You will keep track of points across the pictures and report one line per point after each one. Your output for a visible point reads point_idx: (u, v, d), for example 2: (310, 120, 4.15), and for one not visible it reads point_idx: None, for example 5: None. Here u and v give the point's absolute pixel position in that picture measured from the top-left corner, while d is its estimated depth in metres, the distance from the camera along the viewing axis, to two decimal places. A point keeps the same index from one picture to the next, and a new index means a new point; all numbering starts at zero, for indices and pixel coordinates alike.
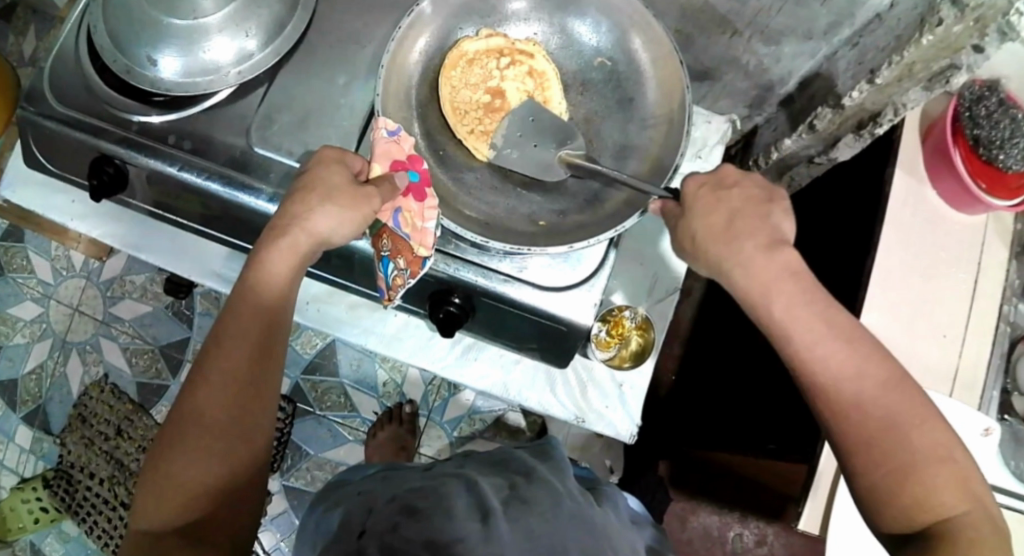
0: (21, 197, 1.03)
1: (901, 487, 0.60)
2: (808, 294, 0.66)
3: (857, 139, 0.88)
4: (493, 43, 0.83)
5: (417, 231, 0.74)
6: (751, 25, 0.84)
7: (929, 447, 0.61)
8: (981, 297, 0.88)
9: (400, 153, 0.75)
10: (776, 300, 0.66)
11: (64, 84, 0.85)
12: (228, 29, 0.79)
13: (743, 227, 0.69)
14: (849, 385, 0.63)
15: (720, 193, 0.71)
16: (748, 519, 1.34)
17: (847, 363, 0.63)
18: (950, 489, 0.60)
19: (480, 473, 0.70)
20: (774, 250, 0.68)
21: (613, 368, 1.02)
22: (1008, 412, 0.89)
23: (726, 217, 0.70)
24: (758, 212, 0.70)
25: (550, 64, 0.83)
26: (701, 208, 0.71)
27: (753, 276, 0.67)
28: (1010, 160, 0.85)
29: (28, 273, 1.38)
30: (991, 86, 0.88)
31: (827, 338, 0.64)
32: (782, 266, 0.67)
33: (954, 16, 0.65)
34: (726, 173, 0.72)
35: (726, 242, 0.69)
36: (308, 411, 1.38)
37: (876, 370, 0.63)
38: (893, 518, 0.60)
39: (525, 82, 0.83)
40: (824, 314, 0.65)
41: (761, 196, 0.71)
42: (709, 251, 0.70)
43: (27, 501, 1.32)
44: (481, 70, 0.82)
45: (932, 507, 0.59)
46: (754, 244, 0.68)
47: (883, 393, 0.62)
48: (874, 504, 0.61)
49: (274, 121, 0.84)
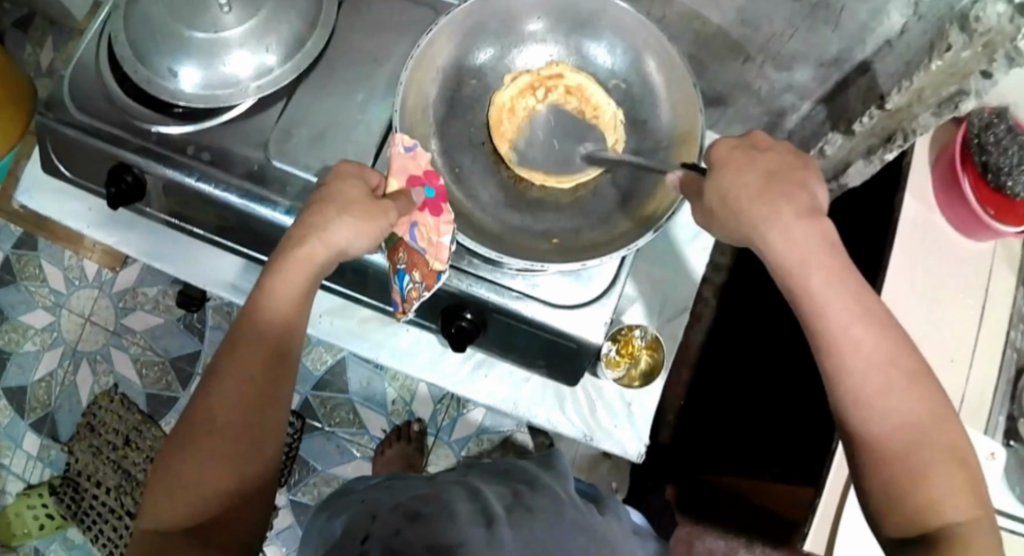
0: (38, 203, 1.05)
1: (914, 485, 0.59)
2: (847, 276, 0.65)
3: (866, 165, 0.88)
4: (522, 82, 0.85)
5: (433, 245, 0.75)
6: (763, 50, 0.86)
7: (943, 448, 0.60)
8: (988, 323, 0.89)
9: (416, 168, 0.76)
10: (814, 275, 0.65)
11: (85, 93, 0.87)
12: (249, 44, 0.81)
13: (782, 191, 0.67)
14: (876, 373, 0.61)
15: (754, 154, 0.70)
16: (754, 545, 1.36)
17: (879, 350, 0.62)
18: (961, 491, 0.58)
19: (486, 484, 0.69)
20: (813, 218, 0.66)
21: (622, 387, 1.02)
22: (1015, 438, 0.88)
23: (762, 179, 0.68)
24: (792, 177, 0.68)
25: (580, 75, 0.85)
26: (732, 172, 0.69)
27: (792, 244, 0.66)
28: (1019, 186, 0.87)
29: (41, 282, 1.39)
30: (1000, 113, 0.88)
31: (862, 322, 0.63)
32: (820, 234, 0.66)
33: (962, 42, 0.66)
34: (759, 138, 0.71)
35: (763, 206, 0.67)
36: (317, 427, 1.38)
37: (898, 361, 0.62)
38: (904, 517, 0.58)
39: (564, 101, 0.85)
40: (859, 298, 0.64)
41: (794, 161, 0.70)
42: (741, 213, 0.68)
43: (32, 507, 1.32)
44: (526, 112, 0.85)
45: (942, 509, 0.58)
46: (793, 210, 0.67)
47: (906, 383, 0.61)
48: (886, 502, 0.59)
49: (292, 136, 0.85)
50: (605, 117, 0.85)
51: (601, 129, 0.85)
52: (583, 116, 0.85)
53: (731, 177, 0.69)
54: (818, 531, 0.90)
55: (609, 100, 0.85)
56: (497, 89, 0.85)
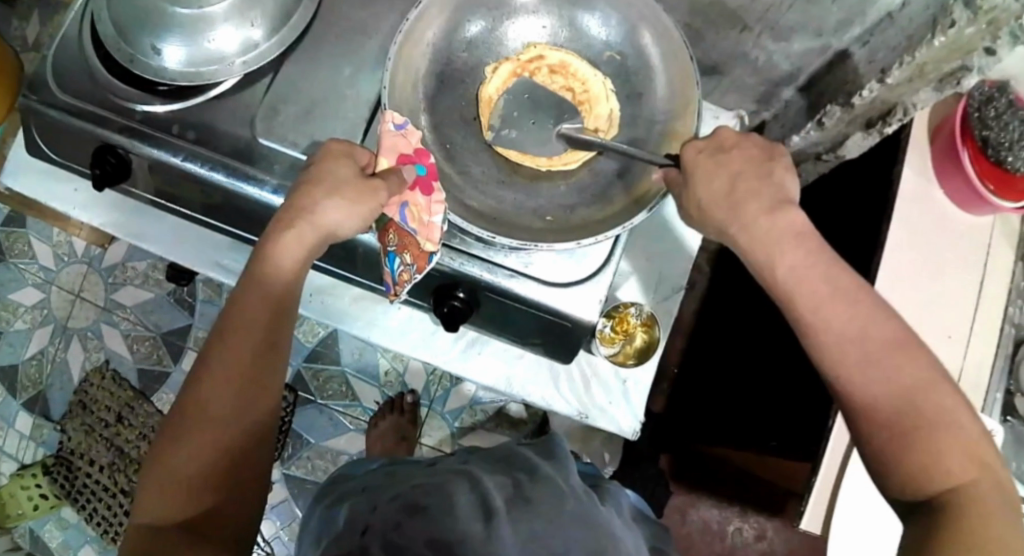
0: (24, 185, 1.03)
1: (909, 454, 0.57)
2: (814, 257, 0.64)
3: (865, 137, 0.87)
4: (505, 72, 0.82)
5: (424, 226, 0.73)
6: (761, 21, 0.83)
7: (937, 410, 0.58)
8: (986, 299, 0.88)
9: (407, 147, 0.74)
10: (781, 263, 0.65)
11: (66, 71, 0.84)
12: (233, 19, 0.78)
13: (745, 192, 0.68)
14: (854, 346, 0.60)
15: (720, 156, 0.70)
16: (748, 514, 1.38)
17: (851, 323, 0.61)
18: (957, 453, 0.57)
19: (485, 473, 0.69)
20: (778, 211, 0.67)
21: (617, 364, 1.02)
22: (1011, 413, 0.91)
23: (728, 181, 0.68)
24: (757, 174, 0.69)
25: (559, 52, 0.83)
26: (702, 175, 0.69)
27: (757, 240, 0.66)
28: (1019, 161, 0.86)
29: (30, 259, 1.37)
30: (1000, 87, 0.88)
31: (832, 300, 0.62)
32: (788, 225, 0.66)
33: (967, 19, 0.64)
34: (724, 136, 0.71)
35: (728, 209, 0.68)
36: (309, 400, 1.38)
37: (875, 331, 0.61)
38: (901, 486, 0.58)
39: (552, 80, 0.83)
40: (829, 275, 0.63)
41: (761, 157, 0.70)
42: (713, 217, 0.68)
43: (26, 488, 1.33)
44: (516, 99, 0.82)
45: (940, 473, 0.56)
46: (758, 206, 0.67)
47: (886, 353, 0.60)
48: (881, 472, 0.59)
49: (278, 112, 0.83)
50: (596, 90, 0.83)
51: (595, 101, 0.83)
52: (575, 92, 0.83)
53: (701, 183, 0.69)
54: (815, 507, 0.91)
55: (592, 70, 0.83)
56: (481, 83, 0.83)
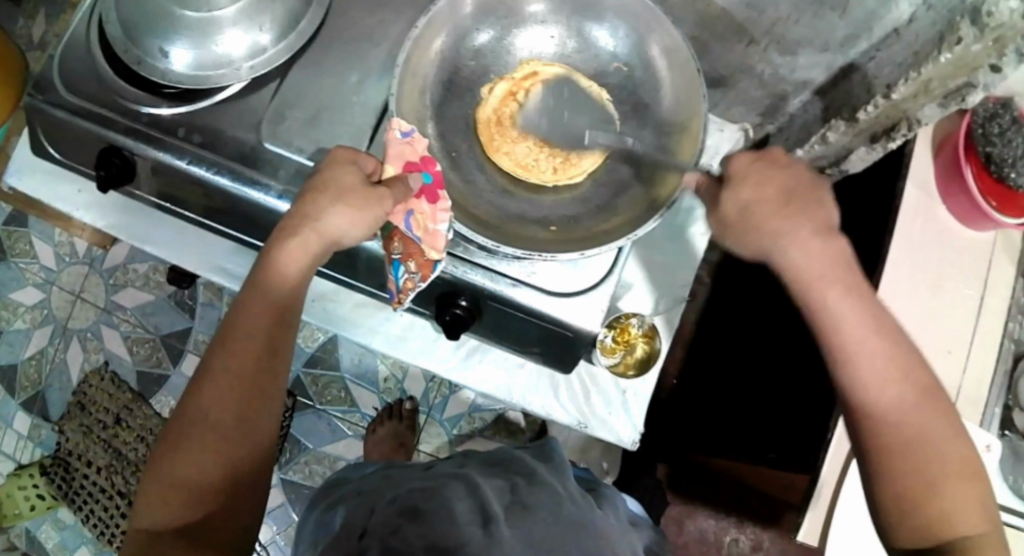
0: (28, 185, 1.03)
1: (928, 501, 0.59)
2: (860, 292, 0.65)
3: (869, 152, 0.86)
4: (500, 92, 0.83)
5: (429, 234, 0.74)
6: (767, 34, 0.84)
7: (955, 463, 0.61)
8: (986, 314, 0.89)
9: (413, 154, 0.74)
10: (832, 292, 0.65)
11: (73, 72, 0.85)
12: (242, 23, 0.79)
13: (800, 210, 0.67)
14: (891, 386, 0.62)
15: (773, 171, 0.69)
16: (745, 525, 1.37)
17: (889, 364, 0.63)
18: (972, 505, 0.59)
19: (483, 478, 0.69)
20: (830, 238, 0.66)
21: (616, 375, 1.02)
22: (1008, 428, 0.91)
23: (780, 194, 0.68)
24: (809, 196, 0.68)
25: (551, 66, 0.84)
26: (752, 184, 0.68)
27: (813, 261, 0.66)
28: (1022, 178, 0.85)
29: (31, 259, 1.37)
30: (1005, 103, 0.88)
31: (875, 338, 0.63)
32: (838, 254, 0.66)
33: (973, 36, 0.64)
34: (777, 154, 0.69)
35: (781, 222, 0.67)
36: (308, 404, 1.38)
37: (910, 377, 0.62)
38: (912, 529, 0.60)
39: (548, 96, 0.83)
40: (874, 312, 0.64)
41: (816, 184, 0.69)
42: (761, 228, 0.67)
43: (24, 488, 1.32)
44: (512, 117, 0.83)
45: (954, 523, 0.59)
46: (812, 229, 0.66)
47: (917, 401, 0.62)
48: (896, 515, 0.60)
49: (285, 117, 0.83)
50: (591, 101, 0.84)
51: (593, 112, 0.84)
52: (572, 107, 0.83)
53: (749, 187, 0.68)
54: (812, 520, 0.91)
55: (586, 81, 0.84)
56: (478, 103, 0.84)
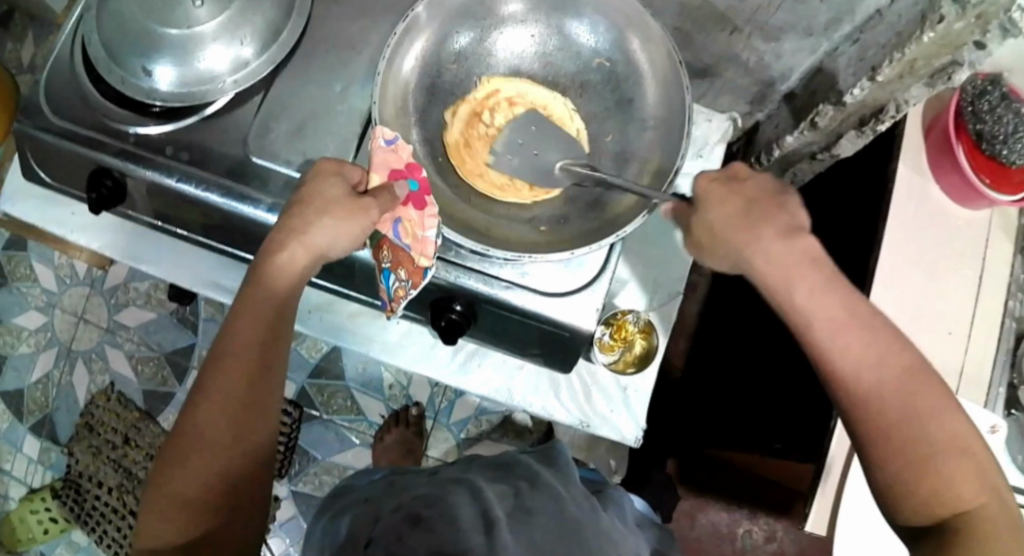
0: (22, 211, 1.03)
1: (923, 481, 0.58)
2: (832, 282, 0.64)
3: (859, 135, 0.86)
4: (465, 114, 0.83)
5: (418, 241, 0.72)
6: (750, 22, 0.83)
7: (947, 438, 0.58)
8: (988, 293, 0.88)
9: (398, 161, 0.73)
10: (799, 288, 0.64)
11: (59, 96, 0.85)
12: (222, 37, 0.78)
13: (761, 217, 0.67)
14: (869, 372, 0.61)
15: (735, 185, 0.70)
16: (758, 516, 1.37)
17: (866, 350, 0.61)
18: (969, 480, 0.57)
19: (487, 483, 0.68)
20: (794, 237, 0.66)
21: (617, 373, 1.02)
22: (1015, 406, 0.89)
23: (742, 205, 0.68)
24: (773, 202, 0.68)
25: (513, 84, 0.83)
26: (714, 203, 0.69)
27: (775, 263, 0.65)
28: (1014, 155, 0.85)
29: (33, 283, 1.38)
30: (993, 80, 0.87)
31: (847, 327, 0.62)
32: (804, 251, 0.65)
33: (954, 13, 0.64)
34: (738, 169, 0.70)
35: (744, 231, 0.67)
36: (315, 415, 1.38)
37: (890, 358, 0.61)
38: (910, 511, 0.58)
39: (513, 112, 0.83)
40: (846, 301, 0.63)
41: (777, 190, 0.69)
42: (726, 240, 0.68)
43: (36, 511, 1.33)
44: (481, 136, 0.82)
45: (950, 500, 0.57)
46: (773, 231, 0.66)
47: (898, 380, 0.60)
48: (891, 497, 0.59)
49: (271, 130, 0.83)
50: (558, 113, 0.83)
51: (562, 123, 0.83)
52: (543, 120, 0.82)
53: (713, 208, 0.69)
54: (818, 513, 0.92)
55: (549, 93, 0.84)
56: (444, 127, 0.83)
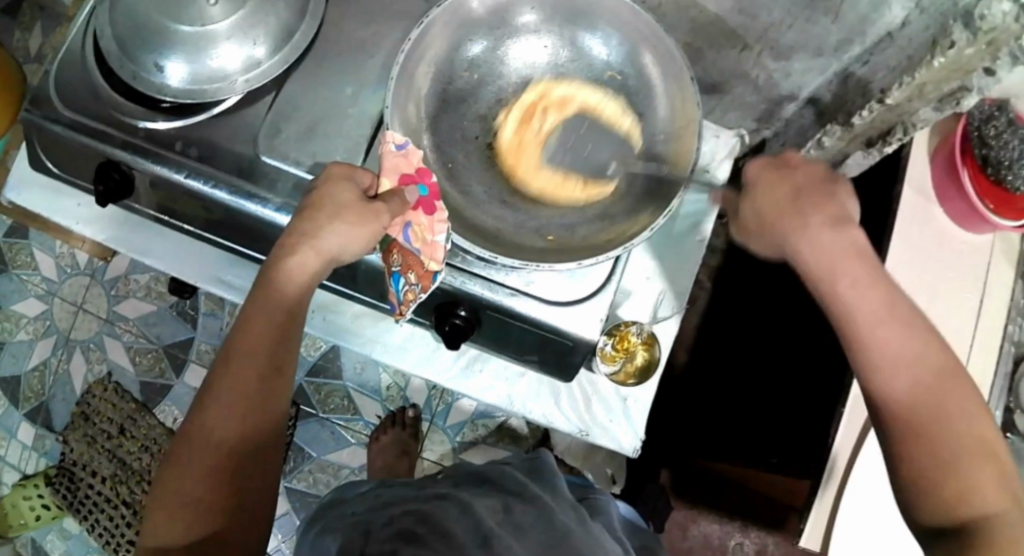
0: (27, 199, 1.03)
1: (946, 479, 0.58)
2: (875, 274, 0.64)
3: (866, 155, 0.89)
4: (519, 114, 0.84)
5: (428, 245, 0.73)
6: (761, 40, 0.84)
7: (972, 440, 0.59)
8: (986, 317, 0.89)
9: (408, 166, 0.75)
10: (843, 280, 0.64)
11: (70, 87, 0.85)
12: (235, 37, 0.79)
13: (811, 205, 0.67)
14: (904, 370, 0.61)
15: (784, 173, 0.69)
16: (749, 529, 1.37)
17: (907, 348, 0.62)
18: (993, 482, 0.58)
19: (479, 500, 0.68)
20: (842, 229, 0.66)
21: (616, 384, 1.02)
22: (1010, 430, 0.92)
23: (794, 193, 0.68)
24: (821, 192, 0.68)
25: (564, 84, 0.84)
26: (766, 189, 0.69)
27: (820, 253, 0.65)
28: (1019, 181, 0.85)
29: (33, 271, 1.38)
30: (1001, 105, 0.88)
31: (890, 323, 0.62)
32: (850, 242, 0.65)
33: (965, 40, 0.64)
34: (789, 156, 0.70)
35: (793, 219, 0.67)
36: (311, 413, 1.38)
37: (924, 357, 0.61)
38: (929, 509, 0.59)
39: (564, 112, 0.84)
40: (888, 296, 0.63)
41: (827, 178, 0.68)
42: (776, 229, 0.68)
43: (29, 498, 1.33)
44: (535, 137, 0.83)
45: (974, 500, 0.58)
46: (822, 221, 0.66)
47: (930, 379, 0.61)
48: (912, 495, 0.59)
49: (281, 130, 0.84)
50: (609, 112, 0.84)
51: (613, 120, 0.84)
52: (595, 121, 0.84)
53: (765, 194, 0.69)
54: (815, 526, 0.91)
55: (600, 96, 0.84)
56: (498, 126, 0.84)
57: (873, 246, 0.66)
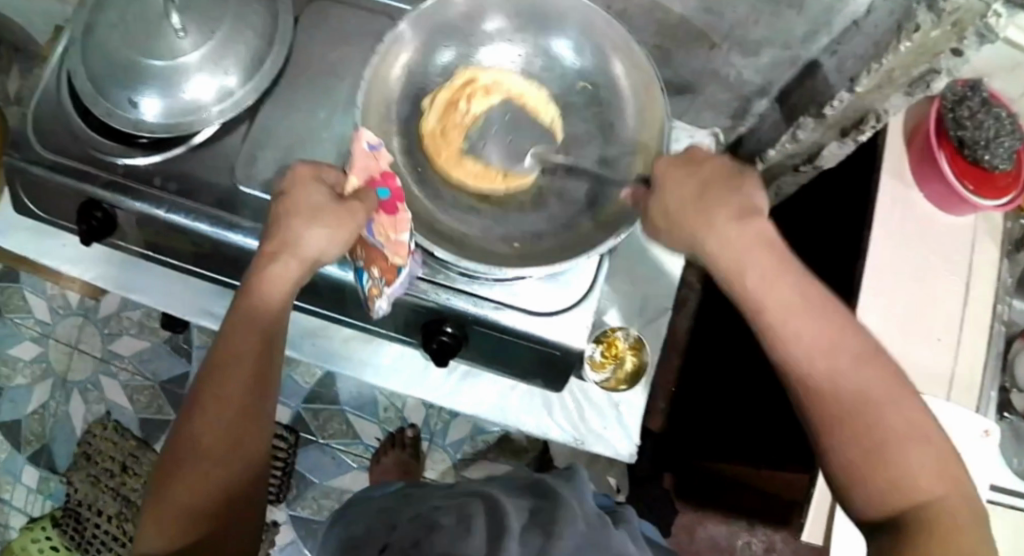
0: (13, 242, 1.03)
1: (879, 470, 0.57)
2: (780, 267, 0.63)
3: (840, 146, 0.87)
4: (442, 103, 0.81)
5: (392, 243, 0.73)
6: (728, 38, 0.84)
7: (904, 424, 0.58)
8: (973, 299, 0.88)
9: (376, 168, 0.73)
10: (752, 275, 0.63)
11: (47, 129, 0.85)
12: (207, 67, 0.78)
13: (715, 200, 0.66)
14: (823, 357, 0.59)
15: (691, 168, 0.68)
16: (756, 527, 1.37)
17: (823, 337, 0.60)
18: (928, 467, 0.57)
19: (504, 493, 0.68)
20: (746, 221, 0.65)
21: (609, 390, 1.02)
22: (1008, 410, 0.93)
23: (697, 189, 0.67)
24: (725, 187, 0.67)
25: (489, 72, 0.82)
26: (671, 185, 0.68)
27: (728, 249, 0.64)
28: (997, 160, 0.85)
29: (26, 313, 1.38)
30: (973, 85, 0.87)
31: (801, 313, 0.61)
32: (758, 234, 0.64)
33: (930, 21, 0.64)
34: (696, 151, 0.69)
35: (699, 216, 0.65)
36: (311, 440, 1.38)
37: (841, 343, 0.59)
38: (867, 500, 0.57)
39: (489, 100, 0.81)
40: (801, 287, 0.62)
41: (731, 172, 0.67)
42: (681, 225, 0.66)
43: (37, 541, 1.30)
44: (457, 126, 0.81)
45: (909, 488, 0.56)
46: (726, 216, 0.65)
47: (853, 363, 0.59)
48: (846, 484, 0.58)
49: (257, 158, 0.84)
50: (534, 100, 0.83)
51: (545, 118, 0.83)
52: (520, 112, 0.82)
53: (670, 190, 0.68)
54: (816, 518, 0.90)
55: (524, 81, 0.83)
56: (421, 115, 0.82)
57: (782, 237, 0.65)
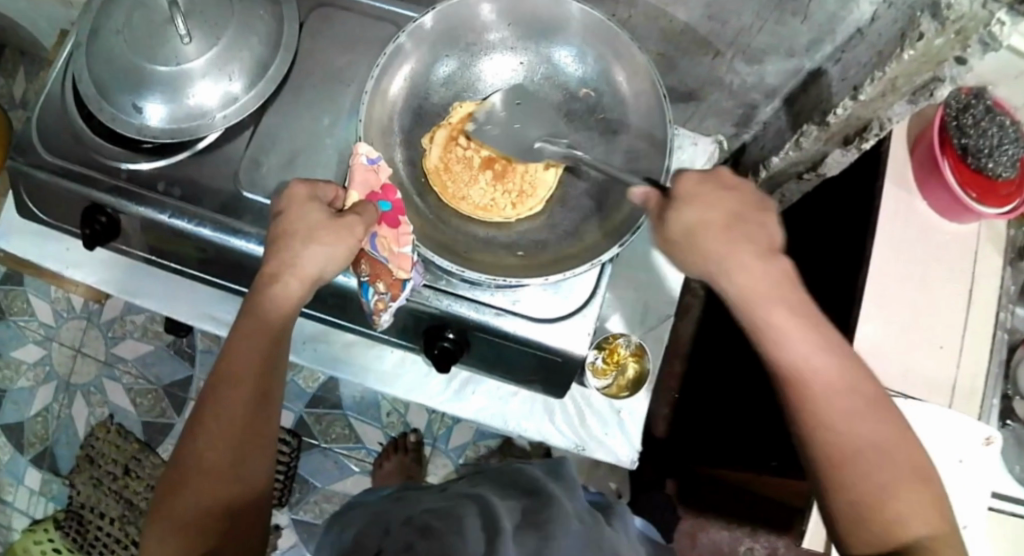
0: (16, 246, 1.04)
1: (879, 511, 0.60)
2: (802, 309, 0.66)
3: (844, 154, 0.87)
4: (443, 140, 0.83)
5: (395, 256, 0.75)
6: (732, 45, 0.84)
7: (908, 471, 0.61)
8: (976, 307, 0.88)
9: (376, 181, 0.75)
10: (774, 310, 0.65)
11: (52, 134, 0.86)
12: (211, 74, 0.78)
13: (742, 232, 0.68)
14: (839, 400, 0.62)
15: (719, 192, 0.69)
16: (759, 533, 1.33)
17: (841, 379, 0.63)
18: (926, 512, 0.60)
19: (500, 495, 0.69)
20: (770, 257, 0.67)
21: (610, 397, 1.02)
22: (1010, 418, 0.92)
23: (726, 217, 0.68)
24: (751, 220, 0.69)
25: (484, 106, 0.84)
26: (697, 204, 0.68)
27: (750, 282, 0.66)
28: (1000, 167, 0.86)
29: (29, 316, 1.39)
30: (977, 94, 0.88)
31: (822, 353, 0.63)
32: (782, 272, 0.67)
33: (934, 29, 0.64)
34: (723, 175, 0.70)
35: (725, 244, 0.67)
36: (313, 444, 1.38)
37: (860, 389, 0.63)
38: (863, 538, 0.60)
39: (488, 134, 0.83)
40: (822, 331, 0.65)
41: (756, 203, 0.70)
42: (704, 249, 0.67)
43: (39, 542, 1.31)
44: (462, 162, 0.83)
45: (908, 529, 0.59)
46: (753, 251, 0.67)
47: (866, 410, 0.62)
48: (848, 525, 0.61)
49: (261, 163, 0.84)
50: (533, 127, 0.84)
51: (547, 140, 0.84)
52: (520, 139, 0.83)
53: (694, 209, 0.68)
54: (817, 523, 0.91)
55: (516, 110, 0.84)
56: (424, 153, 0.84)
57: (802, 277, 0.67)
